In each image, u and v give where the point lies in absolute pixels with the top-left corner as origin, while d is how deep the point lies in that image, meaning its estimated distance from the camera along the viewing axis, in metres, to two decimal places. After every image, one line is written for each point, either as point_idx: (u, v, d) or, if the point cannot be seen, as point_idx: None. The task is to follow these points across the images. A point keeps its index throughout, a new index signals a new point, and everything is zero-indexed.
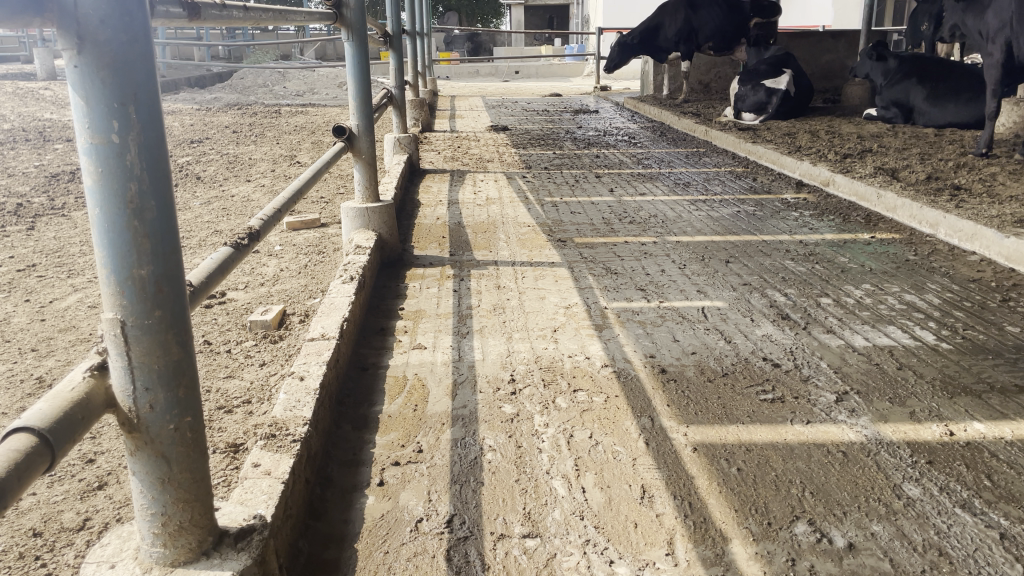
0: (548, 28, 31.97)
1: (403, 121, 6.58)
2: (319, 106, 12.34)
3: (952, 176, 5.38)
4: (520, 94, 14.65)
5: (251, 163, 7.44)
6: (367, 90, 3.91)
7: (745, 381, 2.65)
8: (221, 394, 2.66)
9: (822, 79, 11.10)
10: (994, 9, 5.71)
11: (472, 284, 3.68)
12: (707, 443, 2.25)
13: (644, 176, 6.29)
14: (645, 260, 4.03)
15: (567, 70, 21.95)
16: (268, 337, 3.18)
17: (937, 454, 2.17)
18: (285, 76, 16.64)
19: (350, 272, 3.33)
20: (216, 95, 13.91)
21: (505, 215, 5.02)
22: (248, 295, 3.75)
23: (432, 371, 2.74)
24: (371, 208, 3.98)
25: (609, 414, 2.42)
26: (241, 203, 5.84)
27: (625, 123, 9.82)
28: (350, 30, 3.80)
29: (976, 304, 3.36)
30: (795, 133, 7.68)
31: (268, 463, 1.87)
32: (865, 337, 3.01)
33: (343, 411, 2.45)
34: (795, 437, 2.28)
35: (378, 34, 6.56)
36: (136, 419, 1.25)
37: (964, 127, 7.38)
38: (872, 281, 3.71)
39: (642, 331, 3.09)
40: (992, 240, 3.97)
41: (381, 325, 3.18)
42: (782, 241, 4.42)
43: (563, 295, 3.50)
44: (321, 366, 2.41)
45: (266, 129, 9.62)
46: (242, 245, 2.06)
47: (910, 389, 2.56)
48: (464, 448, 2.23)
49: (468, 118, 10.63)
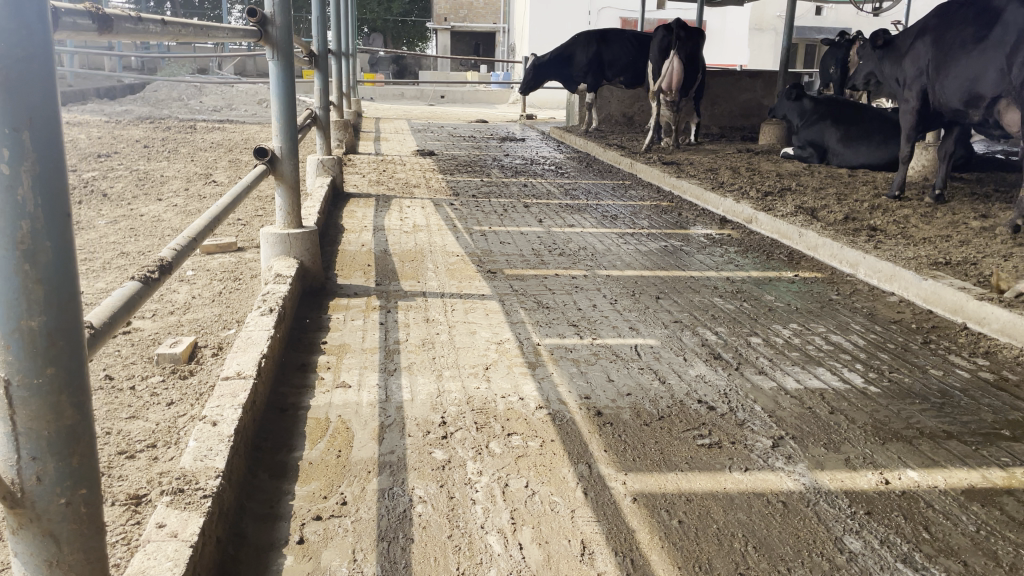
0: (474, 54, 32.22)
1: (326, 143, 6.39)
2: (238, 124, 11.97)
3: (869, 217, 5.54)
4: (447, 118, 14.60)
5: (163, 180, 7.10)
6: (291, 111, 3.74)
7: (681, 425, 2.59)
8: (122, 438, 2.44)
9: (741, 116, 11.41)
10: (910, 57, 5.94)
11: (399, 316, 3.54)
12: (647, 492, 2.17)
13: (572, 208, 6.27)
14: (575, 294, 3.98)
15: (492, 96, 22.05)
16: (177, 372, 2.95)
17: (875, 505, 2.15)
18: (202, 91, 16.14)
19: (269, 303, 3.14)
20: (128, 107, 13.36)
21: (432, 244, 4.90)
22: (156, 324, 3.51)
23: (356, 413, 2.58)
24: (293, 234, 3.79)
25: (545, 460, 2.31)
26: (151, 223, 5.53)
27: (551, 152, 9.85)
28: (276, 49, 3.64)
29: (899, 346, 3.41)
30: (717, 169, 7.85)
31: (174, 524, 1.68)
32: (796, 379, 3.00)
33: (259, 457, 2.27)
34: (734, 486, 2.22)
35: (302, 53, 6.37)
36: (21, 493, 1.07)
37: (876, 168, 7.68)
38: (798, 320, 3.74)
39: (575, 370, 3.01)
40: (911, 281, 4.08)
41: (302, 360, 3.00)
42: (709, 277, 4.44)
43: (495, 330, 3.40)
44: (237, 410, 2.22)
45: (180, 145, 9.23)
46: (152, 279, 1.87)
47: (844, 435, 2.55)
48: (392, 500, 2.09)
49: (394, 141, 10.48)
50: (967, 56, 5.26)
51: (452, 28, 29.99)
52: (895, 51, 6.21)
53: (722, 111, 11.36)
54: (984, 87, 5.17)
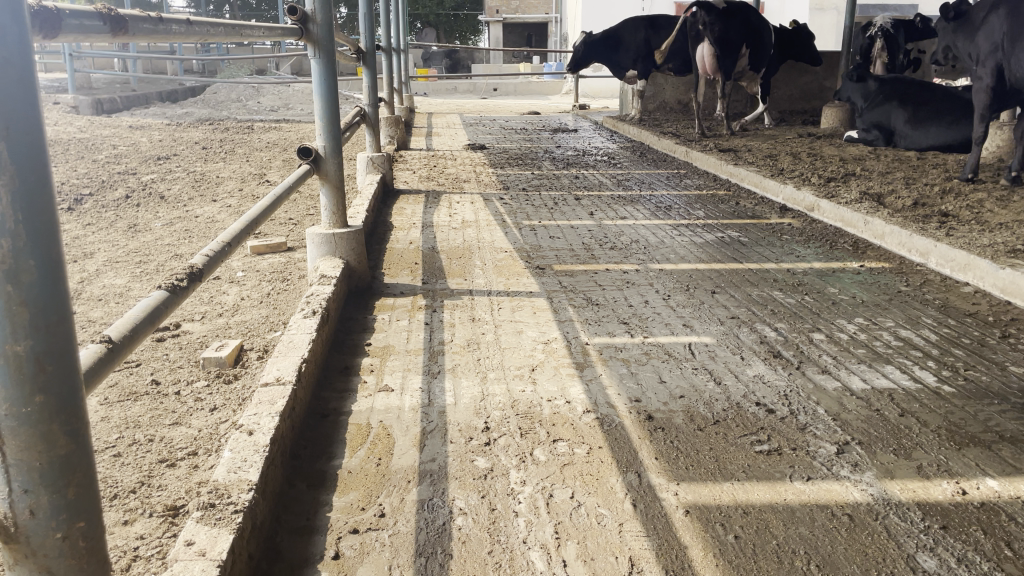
0: (527, 45, 32.04)
1: (376, 140, 6.35)
2: (294, 123, 12.10)
3: (940, 202, 5.25)
4: (499, 112, 14.52)
5: (218, 181, 7.18)
6: (335, 110, 3.69)
7: (738, 430, 2.45)
8: (165, 445, 2.42)
9: (802, 100, 11.02)
10: (984, 32, 5.60)
11: (445, 316, 3.46)
12: (701, 504, 2.04)
13: (624, 199, 6.11)
14: (627, 290, 3.85)
15: (545, 88, 21.91)
16: (221, 377, 2.93)
17: (951, 518, 1.98)
18: (259, 91, 16.39)
19: (313, 305, 3.10)
20: (188, 110, 13.64)
21: (481, 240, 4.82)
22: (204, 327, 3.51)
23: (398, 418, 2.51)
24: (338, 234, 3.75)
25: (592, 469, 2.21)
26: (205, 224, 5.59)
27: (604, 143, 9.67)
28: (317, 47, 3.58)
29: (976, 341, 3.19)
30: (777, 154, 7.58)
31: (203, 542, 1.64)
32: (862, 379, 2.82)
33: (297, 466, 2.22)
34: (796, 497, 2.08)
35: (351, 50, 6.34)
36: (15, 528, 1.06)
37: (947, 150, 7.30)
38: (864, 314, 3.53)
39: (626, 371, 2.88)
40: (986, 271, 3.83)
41: (345, 363, 2.94)
42: (768, 269, 4.25)
43: (542, 329, 3.30)
44: (274, 418, 2.17)
45: (237, 146, 9.35)
46: (180, 287, 1.85)
47: (915, 439, 2.38)
48: (431, 512, 2.01)
49: (445, 135, 10.43)
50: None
51: (504, 19, 29.93)
52: (968, 25, 5.86)
53: (781, 94, 10.98)
54: None
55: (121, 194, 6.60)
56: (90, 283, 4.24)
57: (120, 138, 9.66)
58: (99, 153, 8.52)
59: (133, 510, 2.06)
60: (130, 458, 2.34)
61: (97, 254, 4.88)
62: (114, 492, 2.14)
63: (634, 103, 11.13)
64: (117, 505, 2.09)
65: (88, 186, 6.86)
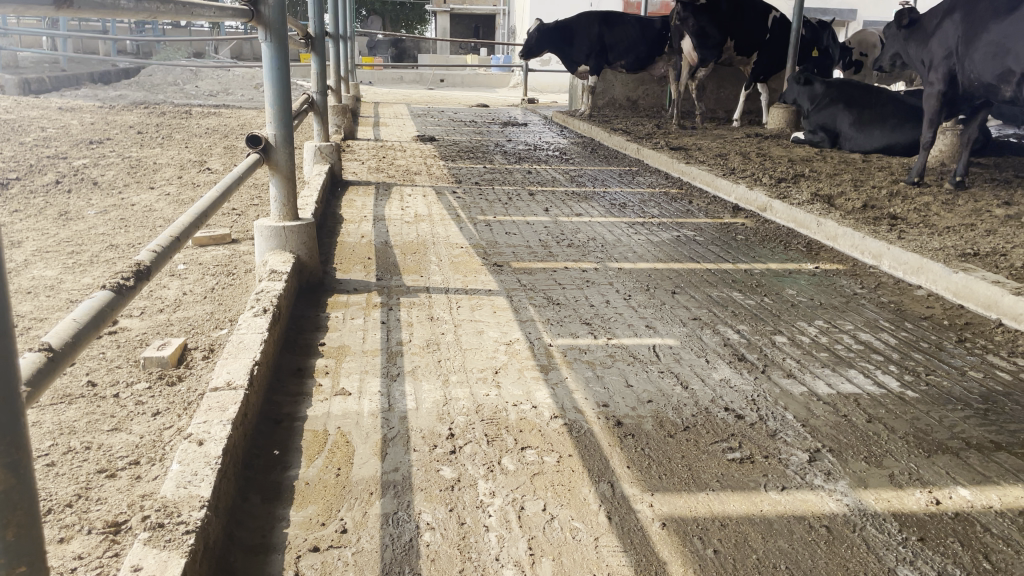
0: (474, 37, 31.85)
1: (324, 129, 6.15)
2: (235, 109, 11.74)
3: (888, 205, 5.33)
4: (447, 103, 14.35)
5: (156, 168, 6.87)
6: (286, 97, 3.51)
7: (708, 437, 2.39)
8: (103, 454, 2.24)
9: (748, 100, 11.14)
10: (938, 38, 5.71)
11: (401, 314, 3.33)
12: (677, 517, 1.97)
13: (578, 195, 6.06)
14: (587, 289, 3.78)
15: (492, 81, 21.81)
16: (164, 378, 2.75)
17: (928, 530, 1.96)
18: (198, 76, 15.89)
19: (264, 302, 2.94)
20: (122, 92, 13.10)
21: (435, 235, 4.69)
22: (144, 324, 3.31)
23: (357, 424, 2.38)
24: (289, 227, 3.57)
25: (563, 479, 2.12)
26: (142, 213, 5.33)
27: (554, 138, 9.60)
28: (268, 31, 3.39)
29: (933, 345, 3.21)
30: (727, 154, 7.63)
31: (150, 567, 1.50)
32: (828, 384, 2.80)
33: (250, 478, 2.07)
34: (773, 508, 2.03)
35: (299, 35, 6.12)
36: None
37: (890, 153, 7.44)
38: (823, 317, 3.53)
39: (591, 374, 2.81)
40: (939, 274, 3.88)
41: (298, 365, 2.79)
42: (726, 269, 4.24)
43: (503, 329, 3.20)
44: (226, 426, 2.02)
45: (175, 131, 8.99)
46: (125, 287, 1.69)
47: (884, 447, 2.36)
48: (396, 527, 1.90)
49: (393, 126, 10.23)
50: (1002, 24, 5.03)
51: (451, 10, 29.68)
52: (919, 32, 5.98)
53: (728, 94, 11.09)
54: (1013, 61, 4.96)
55: (51, 179, 6.25)
56: (18, 275, 3.97)
57: (49, 120, 9.20)
58: (27, 136, 8.09)
59: (69, 527, 1.89)
60: (65, 468, 2.17)
61: (25, 243, 4.59)
62: (47, 507, 1.97)
63: (584, 99, 11.11)
64: (51, 521, 1.91)
65: (15, 170, 6.49)
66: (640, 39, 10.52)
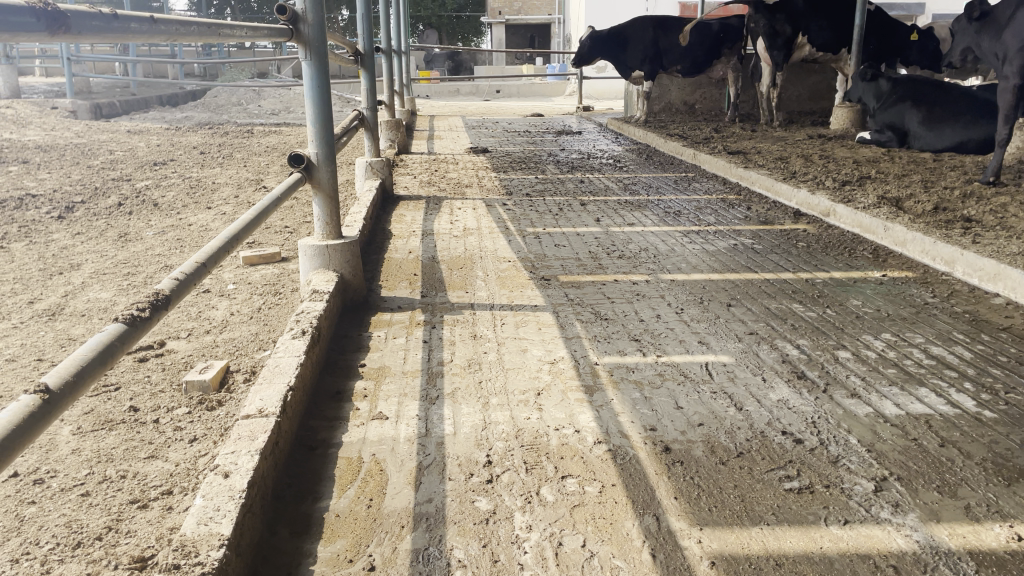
0: (529, 47, 31.95)
1: (375, 145, 6.13)
2: (293, 126, 11.95)
3: (961, 207, 5.02)
4: (501, 114, 14.33)
5: (214, 187, 6.99)
6: (328, 115, 3.47)
7: (764, 464, 2.23)
8: (137, 483, 2.22)
9: (811, 100, 10.78)
10: (1013, 29, 5.39)
11: (444, 333, 3.25)
12: (727, 554, 1.83)
13: (632, 204, 5.91)
14: (637, 303, 3.64)
15: (548, 90, 21.79)
16: (204, 403, 2.72)
17: (1008, 570, 1.77)
18: (260, 94, 16.27)
19: (303, 324, 2.89)
20: (188, 114, 13.49)
21: (483, 249, 4.61)
22: (191, 345, 3.31)
23: (392, 451, 2.30)
24: (332, 246, 3.54)
25: (606, 512, 1.99)
26: (198, 233, 5.40)
27: (609, 145, 9.45)
28: (308, 48, 3.36)
29: (1013, 359, 2.96)
30: (787, 156, 7.36)
31: None
32: (896, 403, 2.60)
33: (280, 510, 2.01)
34: (833, 545, 1.87)
35: (349, 53, 6.14)
36: None
37: (963, 152, 7.05)
38: (890, 329, 3.31)
39: (639, 395, 2.67)
40: (1019, 282, 3.61)
41: (337, 388, 2.74)
42: (785, 279, 4.04)
43: (548, 347, 3.08)
44: (254, 456, 1.97)
45: (235, 150, 9.17)
46: (139, 318, 1.66)
47: (959, 475, 2.16)
48: (426, 565, 1.81)
49: (447, 138, 10.24)
50: None
51: (506, 20, 29.85)
52: (992, 24, 5.68)
53: (790, 95, 10.76)
54: None
55: (114, 202, 6.41)
56: (75, 298, 4.04)
57: (117, 143, 9.48)
58: (94, 159, 8.35)
59: (96, 562, 1.85)
60: (99, 497, 2.14)
61: (83, 266, 4.68)
62: (77, 540, 1.94)
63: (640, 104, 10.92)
64: (80, 556, 1.89)
65: (80, 194, 6.68)
66: (697, 42, 10.37)
